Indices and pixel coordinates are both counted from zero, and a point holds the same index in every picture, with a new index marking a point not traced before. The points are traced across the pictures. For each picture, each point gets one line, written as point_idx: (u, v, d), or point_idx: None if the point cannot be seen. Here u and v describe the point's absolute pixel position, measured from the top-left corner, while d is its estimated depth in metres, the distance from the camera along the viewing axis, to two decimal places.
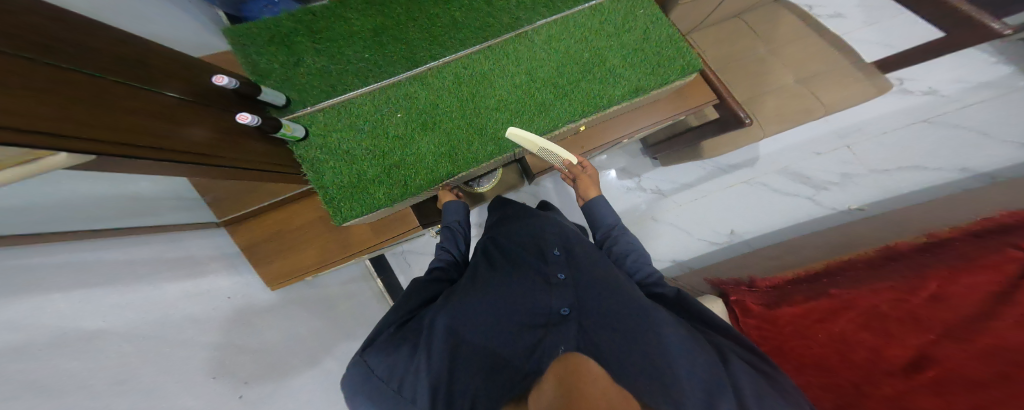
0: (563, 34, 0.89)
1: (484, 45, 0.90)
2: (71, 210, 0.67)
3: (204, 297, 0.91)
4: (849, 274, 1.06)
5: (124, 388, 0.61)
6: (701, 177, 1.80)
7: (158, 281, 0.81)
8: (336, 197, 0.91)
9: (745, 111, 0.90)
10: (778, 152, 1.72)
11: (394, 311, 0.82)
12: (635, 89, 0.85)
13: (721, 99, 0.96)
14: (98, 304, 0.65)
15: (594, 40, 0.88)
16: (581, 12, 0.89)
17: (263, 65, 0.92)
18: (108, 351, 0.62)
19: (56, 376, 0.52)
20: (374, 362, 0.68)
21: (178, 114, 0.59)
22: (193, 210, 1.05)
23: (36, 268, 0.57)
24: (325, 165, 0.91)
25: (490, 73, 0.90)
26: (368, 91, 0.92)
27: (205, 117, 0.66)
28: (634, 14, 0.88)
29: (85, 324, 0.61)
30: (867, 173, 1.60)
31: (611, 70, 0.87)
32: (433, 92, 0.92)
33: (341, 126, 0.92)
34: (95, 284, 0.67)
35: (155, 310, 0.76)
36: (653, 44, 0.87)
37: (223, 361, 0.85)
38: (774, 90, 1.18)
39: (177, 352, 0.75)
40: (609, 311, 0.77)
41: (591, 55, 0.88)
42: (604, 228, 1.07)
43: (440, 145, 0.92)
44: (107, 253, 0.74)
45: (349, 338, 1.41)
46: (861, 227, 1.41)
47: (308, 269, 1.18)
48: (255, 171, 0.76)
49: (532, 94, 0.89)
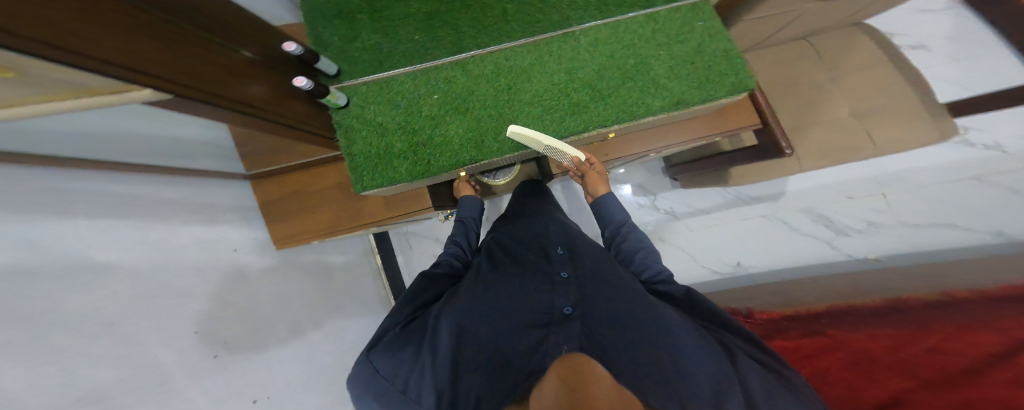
0: (612, 37, 0.88)
1: (531, 40, 0.90)
2: (105, 143, 0.70)
3: (212, 246, 0.93)
4: (848, 319, 1.03)
5: (109, 329, 0.60)
6: (719, 204, 1.76)
7: (173, 223, 0.84)
8: (361, 165, 0.93)
9: (788, 142, 0.87)
10: (807, 189, 1.67)
11: (400, 308, 0.82)
12: (677, 102, 0.84)
13: (765, 125, 0.93)
14: (111, 238, 0.67)
15: (643, 48, 0.87)
16: (635, 19, 0.88)
17: (326, 39, 0.95)
18: (109, 285, 0.63)
19: (48, 305, 0.52)
20: (379, 362, 0.69)
21: (245, 70, 0.66)
22: (225, 158, 1.09)
23: (51, 192, 0.58)
24: (357, 134, 0.94)
25: (533, 67, 0.90)
26: (411, 70, 0.93)
27: (267, 78, 0.72)
28: (691, 26, 0.86)
29: (94, 255, 0.63)
30: (896, 225, 1.53)
31: (655, 80, 0.86)
32: (472, 78, 0.92)
33: (380, 100, 0.94)
34: (113, 216, 0.69)
35: (163, 252, 0.78)
36: (705, 58, 0.85)
37: (219, 310, 0.87)
38: (823, 123, 1.14)
39: (172, 299, 0.75)
40: (612, 313, 0.77)
41: (636, 62, 0.87)
42: (614, 225, 1.07)
43: (470, 130, 0.93)
44: (133, 188, 0.77)
45: (338, 310, 1.43)
46: (878, 277, 1.36)
47: (316, 233, 1.19)
48: (299, 133, 0.81)
49: (568, 94, 0.89)
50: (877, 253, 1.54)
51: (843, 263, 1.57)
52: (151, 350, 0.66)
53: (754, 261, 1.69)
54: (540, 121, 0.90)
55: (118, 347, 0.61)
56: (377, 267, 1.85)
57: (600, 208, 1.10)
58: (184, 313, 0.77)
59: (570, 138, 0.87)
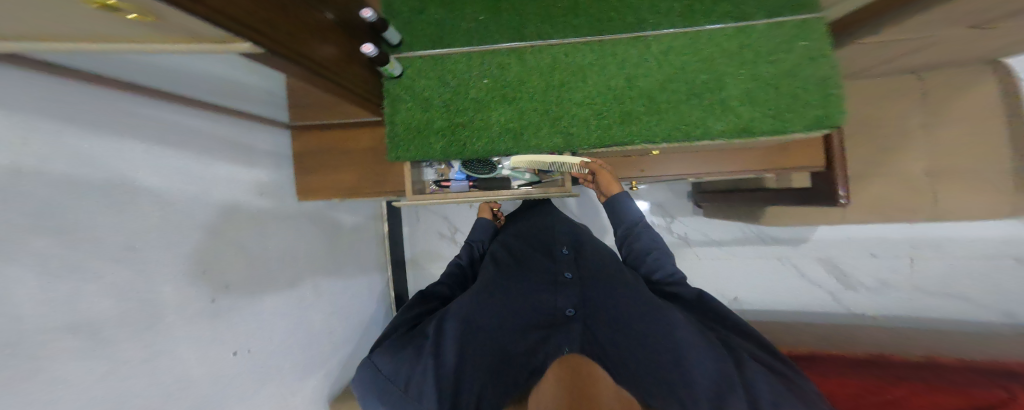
0: (689, 49, 0.84)
1: (600, 38, 0.87)
2: (156, 72, 0.71)
3: (243, 186, 0.97)
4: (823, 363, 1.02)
5: (129, 253, 0.63)
6: (736, 238, 1.68)
7: (213, 161, 0.87)
8: (399, 136, 0.95)
9: (847, 192, 0.79)
10: (837, 238, 1.57)
11: (404, 310, 0.81)
12: (743, 128, 0.79)
13: (828, 170, 0.85)
14: (156, 166, 0.70)
15: (721, 63, 0.82)
16: (721, 31, 0.83)
17: (396, 6, 0.96)
18: (145, 210, 0.67)
19: (76, 219, 0.54)
20: (381, 363, 0.66)
21: (323, 32, 0.67)
22: (274, 104, 1.12)
23: (104, 112, 0.60)
24: (403, 106, 0.95)
25: (594, 66, 0.87)
26: (470, 51, 0.92)
27: (338, 39, 0.73)
28: (790, 45, 0.80)
29: (134, 178, 0.65)
30: (910, 290, 1.50)
31: (725, 101, 0.81)
32: (530, 69, 0.91)
33: (433, 76, 0.94)
34: (159, 145, 0.72)
35: (199, 188, 0.81)
36: (791, 83, 0.78)
37: (234, 249, 0.91)
38: (891, 176, 1.05)
39: (189, 235, 0.77)
40: (616, 315, 0.75)
41: (708, 78, 0.83)
42: (627, 224, 0.96)
43: (513, 120, 0.92)
44: (186, 120, 0.79)
45: (337, 268, 1.47)
46: (871, 333, 1.33)
47: (338, 192, 1.20)
48: (356, 99, 0.83)
49: (622, 100, 0.86)
50: (876, 310, 1.53)
51: (840, 315, 1.56)
52: (162, 284, 0.69)
53: (749, 296, 1.68)
54: (586, 124, 0.88)
55: (138, 271, 0.64)
56: (382, 232, 1.88)
57: (613, 208, 0.96)
58: (202, 248, 0.80)
59: (611, 147, 0.85)
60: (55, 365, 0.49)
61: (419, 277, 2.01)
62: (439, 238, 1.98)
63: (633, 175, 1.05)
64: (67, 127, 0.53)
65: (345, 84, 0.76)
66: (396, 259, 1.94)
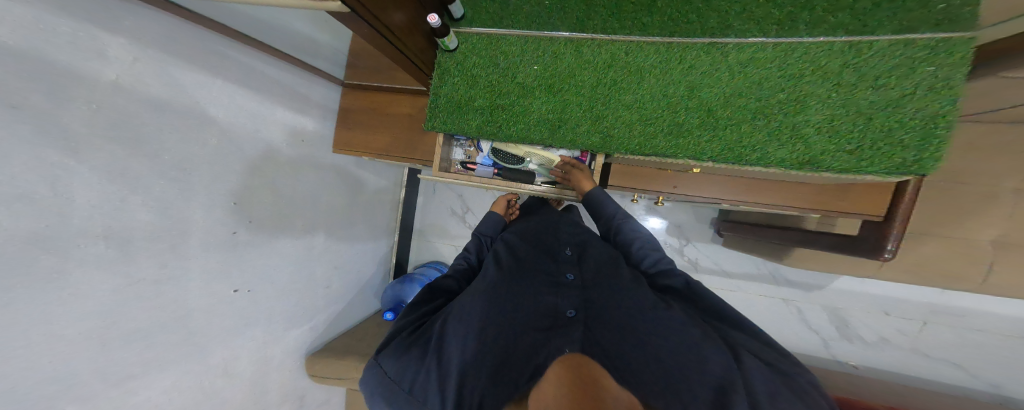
0: (774, 65, 0.77)
1: (673, 40, 0.82)
2: (243, 19, 0.72)
3: (291, 131, 1.01)
4: None
5: (177, 175, 0.66)
6: (747, 273, 1.62)
7: (272, 105, 0.90)
8: (441, 110, 0.95)
9: (894, 243, 0.74)
10: (855, 292, 1.49)
11: (411, 309, 0.81)
12: (807, 160, 0.75)
13: (884, 219, 0.79)
14: (215, 100, 0.72)
15: (809, 84, 0.75)
16: (827, 45, 0.73)
17: None
18: (197, 139, 0.69)
19: (138, 134, 0.57)
20: (387, 364, 0.67)
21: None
22: (337, 61, 1.13)
23: (180, 40, 0.62)
24: (450, 79, 0.94)
25: (659, 69, 0.83)
26: (529, 35, 0.90)
27: (410, 7, 0.71)
28: (906, 73, 0.69)
29: (201, 106, 0.68)
30: (907, 351, 1.43)
31: (798, 127, 0.76)
32: (588, 62, 0.88)
33: (487, 54, 0.92)
34: (226, 80, 0.74)
35: (246, 127, 0.83)
36: (883, 120, 0.70)
37: (264, 190, 0.94)
38: (948, 237, 0.96)
39: (233, 168, 0.81)
40: (616, 317, 0.72)
41: (787, 100, 0.76)
42: (607, 217, 0.95)
43: (559, 112, 0.90)
44: (253, 62, 0.81)
45: (350, 225, 1.51)
46: (857, 379, 1.28)
47: (370, 151, 1.22)
48: (410, 65, 0.83)
49: (676, 110, 0.83)
50: (860, 361, 1.48)
51: (823, 361, 1.51)
52: (189, 213, 0.71)
53: None
54: (633, 128, 0.86)
55: (174, 195, 0.67)
56: (397, 198, 1.91)
57: (593, 200, 0.95)
58: (235, 185, 0.82)
59: (651, 157, 0.84)
60: (66, 269, 0.51)
61: (422, 248, 2.02)
62: (449, 215, 1.98)
63: (664, 189, 1.01)
64: (132, 44, 0.54)
65: (404, 49, 0.76)
66: (405, 227, 1.97)
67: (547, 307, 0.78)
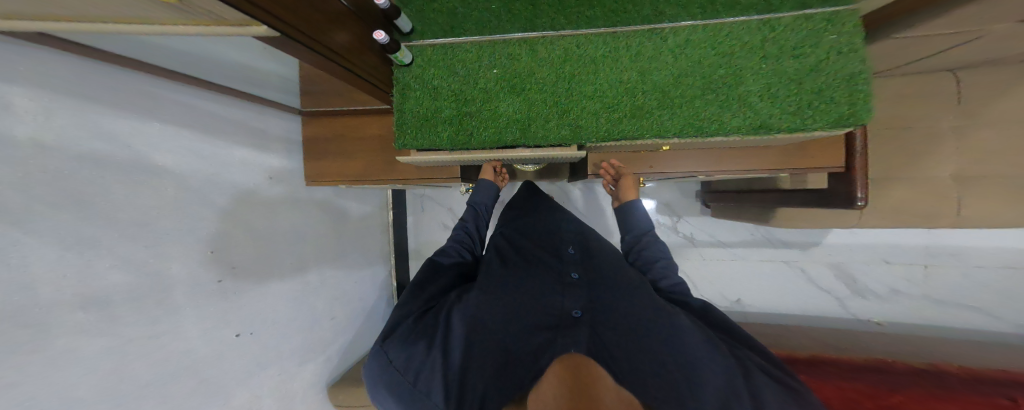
0: (710, 42, 0.81)
1: (615, 30, 0.85)
2: (173, 57, 0.72)
3: (254, 167, 0.98)
4: (822, 366, 0.99)
5: (141, 230, 0.64)
6: (744, 240, 1.65)
7: (228, 143, 0.89)
8: (406, 124, 0.94)
9: (863, 193, 0.77)
10: (849, 245, 1.53)
11: (412, 292, 0.76)
12: (760, 125, 0.77)
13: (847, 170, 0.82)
14: (170, 143, 0.72)
15: (742, 57, 0.79)
16: (744, 23, 0.79)
17: None
18: (153, 189, 0.67)
19: (89, 195, 0.55)
20: (391, 352, 0.63)
21: (339, 19, 0.68)
22: (287, 91, 1.12)
23: (120, 91, 0.61)
24: (411, 94, 0.94)
25: (608, 58, 0.85)
26: (480, 41, 0.91)
27: (351, 27, 0.73)
28: (816, 40, 0.75)
29: (153, 156, 0.67)
30: (920, 297, 1.47)
31: (742, 97, 0.79)
32: (541, 60, 0.89)
33: (443, 65, 0.93)
34: (175, 125, 0.73)
35: (209, 168, 0.82)
36: (817, 79, 0.74)
37: (241, 234, 0.91)
38: (915, 178, 1.00)
39: (201, 215, 0.78)
40: (623, 316, 0.70)
41: (727, 73, 0.80)
42: (637, 232, 0.99)
43: (522, 111, 0.91)
44: (206, 102, 0.82)
45: (342, 256, 1.48)
46: (875, 338, 1.31)
47: (345, 177, 1.21)
48: (368, 85, 0.84)
49: (634, 93, 0.84)
50: (883, 318, 1.51)
51: (842, 320, 1.54)
52: (169, 262, 0.70)
53: (755, 300, 1.64)
54: (596, 117, 0.87)
55: (143, 252, 0.65)
56: (387, 221, 1.88)
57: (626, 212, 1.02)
58: (208, 231, 0.80)
59: (620, 141, 0.84)
60: (48, 340, 0.50)
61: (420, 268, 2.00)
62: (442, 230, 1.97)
63: (642, 171, 1.02)
64: (72, 102, 0.53)
65: (359, 70, 0.77)
66: (400, 249, 1.95)
67: (554, 307, 0.76)
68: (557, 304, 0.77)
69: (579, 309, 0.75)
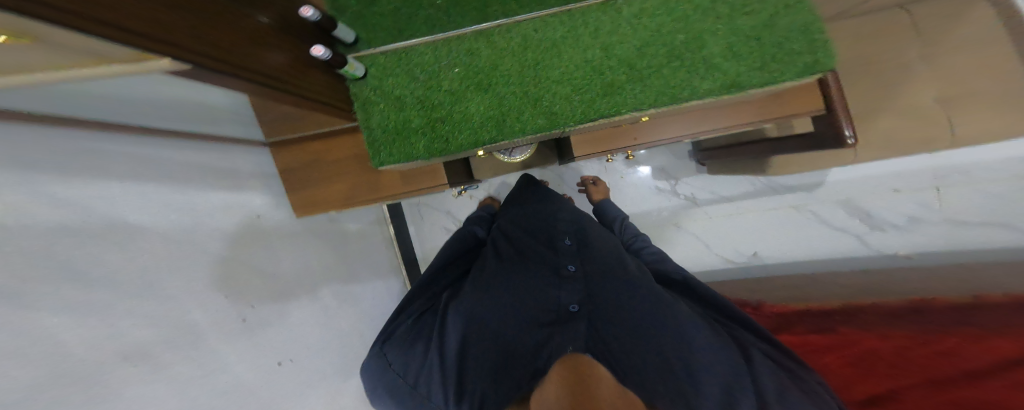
0: (665, 6, 0.78)
1: (566, 9, 0.83)
2: (117, 108, 0.68)
3: (236, 208, 0.97)
4: (858, 317, 1.01)
5: (148, 291, 0.64)
6: (746, 192, 1.63)
7: (203, 189, 0.87)
8: (378, 140, 0.92)
9: (851, 130, 0.75)
10: (850, 180, 1.50)
11: (415, 294, 0.84)
12: (731, 84, 0.75)
13: (828, 110, 0.81)
14: (144, 199, 0.70)
15: (698, 19, 0.77)
16: None
17: None
18: (145, 252, 0.66)
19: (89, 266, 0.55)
20: (392, 358, 0.70)
21: (263, 37, 0.63)
22: (246, 125, 1.10)
23: (70, 155, 0.57)
24: (376, 108, 0.91)
25: (565, 40, 0.83)
26: (432, 41, 0.88)
27: (280, 45, 0.68)
28: None
29: (131, 218, 0.65)
30: (941, 222, 1.37)
31: (707, 59, 0.76)
32: (498, 51, 0.86)
33: (400, 71, 0.90)
34: (143, 179, 0.71)
35: (192, 214, 0.80)
36: (775, 34, 0.74)
37: (247, 276, 0.91)
38: (897, 109, 0.97)
39: (201, 267, 0.77)
40: (621, 308, 0.70)
41: (688, 37, 0.77)
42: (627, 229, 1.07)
43: (492, 108, 0.88)
44: (166, 151, 0.79)
45: (354, 278, 1.49)
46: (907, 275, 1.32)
47: (333, 203, 1.20)
48: (319, 105, 0.80)
49: (601, 72, 0.81)
50: (912, 251, 1.43)
51: (863, 257, 1.50)
52: (192, 309, 0.71)
53: (771, 251, 1.62)
54: (569, 101, 0.84)
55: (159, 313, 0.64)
56: (389, 235, 1.86)
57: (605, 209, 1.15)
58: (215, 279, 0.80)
59: (598, 120, 0.81)
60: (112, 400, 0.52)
61: None
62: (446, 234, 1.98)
63: (627, 144, 1.01)
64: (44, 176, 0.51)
65: (301, 89, 0.73)
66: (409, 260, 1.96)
67: (551, 302, 0.76)
68: (553, 298, 0.76)
69: (575, 303, 0.75)
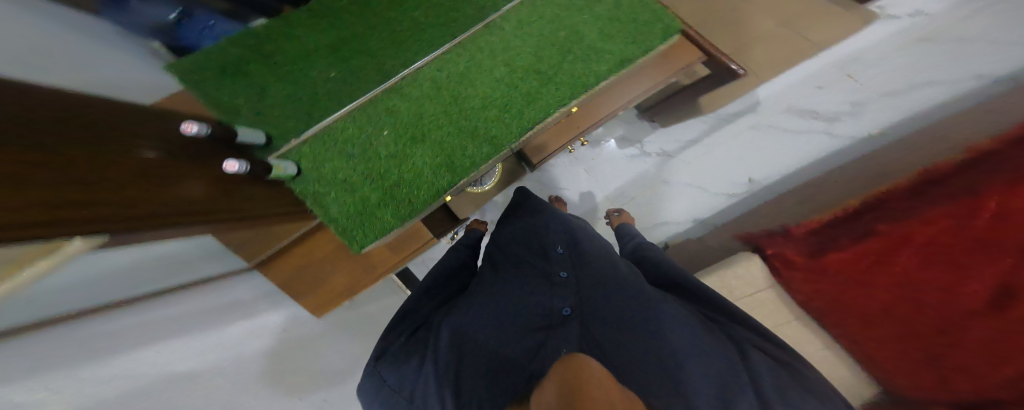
0: (535, 16, 0.89)
1: (454, 42, 0.89)
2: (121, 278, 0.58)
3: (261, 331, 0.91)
4: (885, 208, 0.96)
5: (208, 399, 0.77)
6: (703, 131, 1.56)
7: (216, 328, 0.79)
8: (347, 227, 0.91)
9: (735, 63, 0.83)
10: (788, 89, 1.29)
11: (402, 314, 0.79)
12: (621, 60, 0.87)
13: (708, 54, 0.90)
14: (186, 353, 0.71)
15: (566, 17, 0.89)
16: None
17: (228, 102, 0.89)
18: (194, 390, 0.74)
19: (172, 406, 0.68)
20: (386, 372, 0.65)
21: (172, 168, 0.57)
22: None
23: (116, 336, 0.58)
24: (328, 198, 0.91)
25: (469, 70, 0.88)
26: (347, 112, 0.90)
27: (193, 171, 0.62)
28: None
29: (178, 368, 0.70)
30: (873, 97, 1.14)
31: (591, 46, 0.88)
32: (414, 101, 0.90)
33: (330, 154, 0.91)
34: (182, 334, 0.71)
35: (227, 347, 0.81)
36: (626, 11, 0.89)
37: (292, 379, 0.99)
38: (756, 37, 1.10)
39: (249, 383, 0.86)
40: (614, 305, 0.73)
41: (567, 33, 0.88)
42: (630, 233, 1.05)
43: (436, 156, 0.90)
44: (165, 308, 0.68)
45: None
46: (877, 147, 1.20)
47: (343, 293, 1.03)
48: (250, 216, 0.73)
49: (517, 85, 0.87)
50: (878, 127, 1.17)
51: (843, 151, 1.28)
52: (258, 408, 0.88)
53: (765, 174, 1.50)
54: (501, 121, 0.88)
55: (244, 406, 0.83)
56: None
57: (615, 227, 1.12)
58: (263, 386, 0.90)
59: (535, 128, 0.85)
60: None
61: None
62: None
63: (572, 134, 0.98)
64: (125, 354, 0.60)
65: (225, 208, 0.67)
66: None
67: (545, 306, 0.75)
68: (548, 302, 0.76)
69: (568, 306, 0.75)
